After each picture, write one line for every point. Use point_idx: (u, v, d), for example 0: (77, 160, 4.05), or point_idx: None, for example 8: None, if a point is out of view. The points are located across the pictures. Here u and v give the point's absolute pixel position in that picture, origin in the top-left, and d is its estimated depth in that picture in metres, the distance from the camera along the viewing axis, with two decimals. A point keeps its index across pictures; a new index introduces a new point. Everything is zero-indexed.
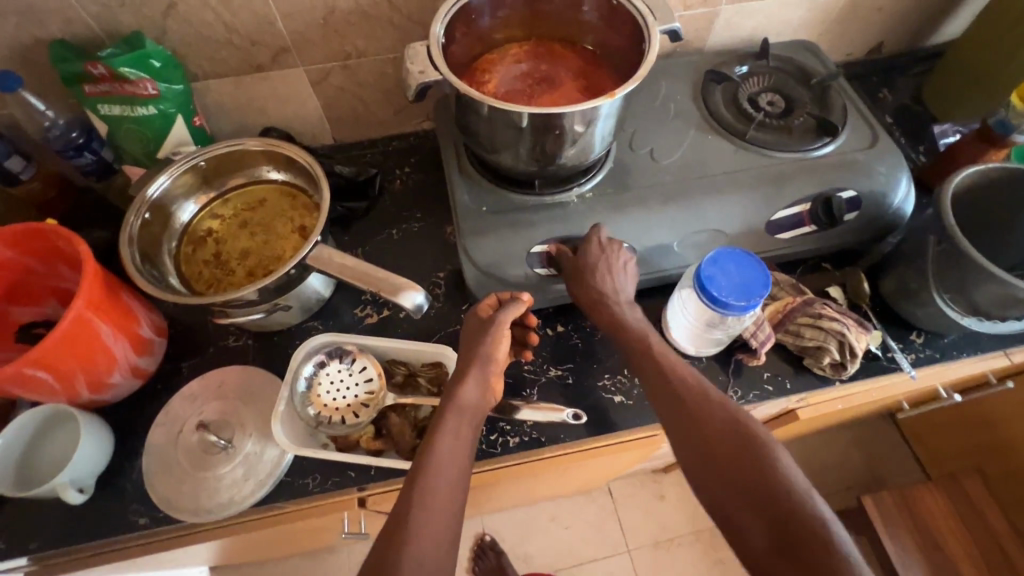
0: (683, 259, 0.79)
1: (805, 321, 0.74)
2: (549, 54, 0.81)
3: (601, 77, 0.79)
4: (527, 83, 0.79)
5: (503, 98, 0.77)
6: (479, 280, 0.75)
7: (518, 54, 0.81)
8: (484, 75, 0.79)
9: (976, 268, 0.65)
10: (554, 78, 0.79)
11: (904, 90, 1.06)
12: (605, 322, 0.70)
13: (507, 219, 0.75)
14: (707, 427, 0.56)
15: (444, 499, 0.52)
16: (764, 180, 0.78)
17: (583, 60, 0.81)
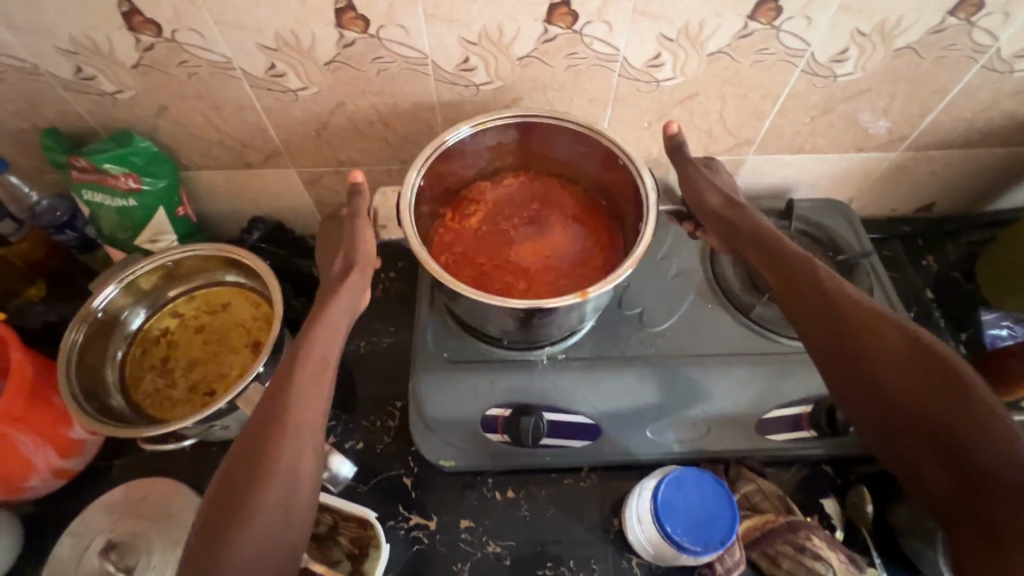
0: (656, 446, 0.70)
1: (785, 550, 0.63)
2: (545, 191, 0.76)
3: (595, 229, 0.74)
4: (516, 224, 0.74)
5: (485, 241, 0.72)
6: (426, 433, 0.70)
7: (513, 185, 0.76)
8: (472, 207, 0.75)
9: None
10: (545, 221, 0.74)
11: (955, 259, 0.94)
12: (726, 233, 0.71)
13: (465, 373, 0.69)
14: (849, 315, 0.57)
15: (307, 422, 0.56)
16: (763, 372, 0.68)
17: (582, 204, 0.76)
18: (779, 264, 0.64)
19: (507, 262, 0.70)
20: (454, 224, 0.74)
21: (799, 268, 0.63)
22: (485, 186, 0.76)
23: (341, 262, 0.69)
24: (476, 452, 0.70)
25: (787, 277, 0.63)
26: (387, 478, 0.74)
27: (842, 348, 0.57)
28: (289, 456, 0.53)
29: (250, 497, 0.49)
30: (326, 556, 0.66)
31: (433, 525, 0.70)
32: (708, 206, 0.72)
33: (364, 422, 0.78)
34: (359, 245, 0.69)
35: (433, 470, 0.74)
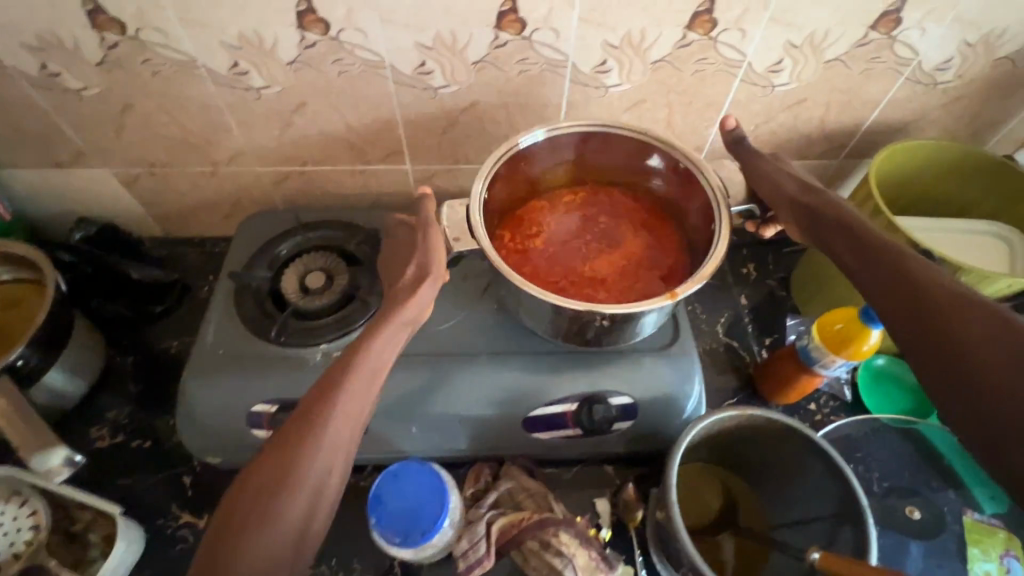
0: (425, 441, 0.72)
1: (532, 546, 0.64)
2: (602, 205, 0.77)
3: (669, 239, 0.74)
4: (574, 241, 0.74)
5: (552, 261, 0.72)
6: (194, 428, 0.70)
7: (569, 202, 0.76)
8: (533, 227, 0.74)
9: (682, 548, 0.56)
10: (613, 233, 0.75)
11: (775, 268, 0.97)
12: (806, 221, 0.62)
13: (236, 368, 0.70)
14: (889, 260, 0.51)
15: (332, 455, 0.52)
16: (529, 368, 0.70)
17: (642, 216, 0.76)
18: (831, 225, 0.59)
19: (583, 275, 0.71)
20: (517, 244, 0.73)
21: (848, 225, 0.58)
22: (542, 204, 0.76)
23: (415, 269, 0.64)
24: (246, 448, 0.71)
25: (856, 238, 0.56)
26: (168, 478, 0.74)
27: (884, 289, 0.50)
28: (328, 447, 0.52)
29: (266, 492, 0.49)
30: (71, 555, 0.64)
31: (203, 523, 0.71)
32: (772, 185, 0.67)
33: (158, 420, 0.79)
34: (431, 254, 0.64)
35: (214, 469, 0.74)
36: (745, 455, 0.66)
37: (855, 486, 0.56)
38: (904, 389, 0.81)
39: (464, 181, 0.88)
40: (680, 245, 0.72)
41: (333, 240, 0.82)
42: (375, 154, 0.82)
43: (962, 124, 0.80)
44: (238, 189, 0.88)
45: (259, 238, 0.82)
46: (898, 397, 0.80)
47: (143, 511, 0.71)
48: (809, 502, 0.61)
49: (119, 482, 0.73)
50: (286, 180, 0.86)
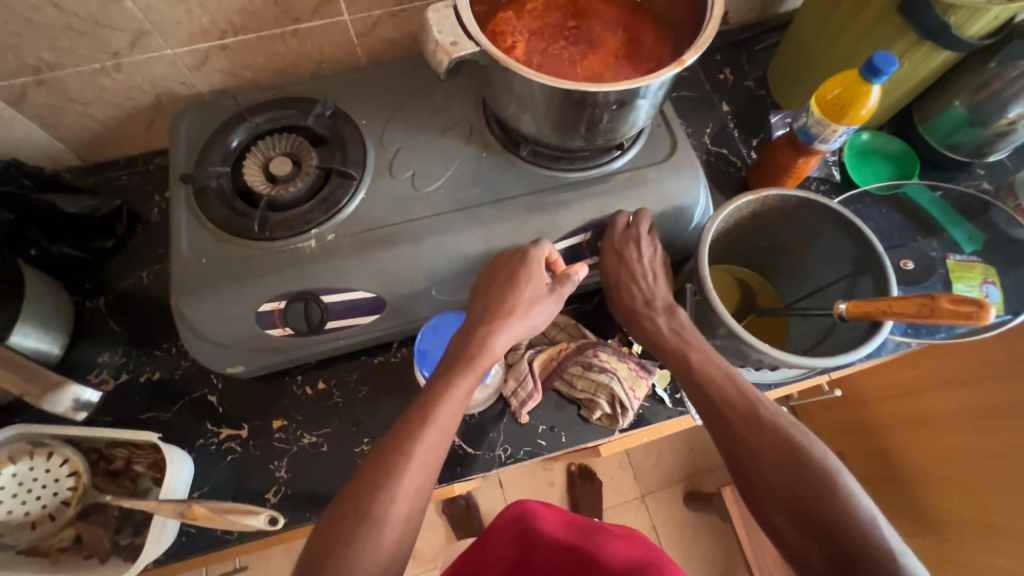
0: (444, 305, 0.71)
1: (575, 371, 0.67)
2: (576, 4, 0.69)
3: (648, 33, 0.68)
4: (558, 45, 0.67)
5: (543, 68, 0.65)
6: (199, 343, 0.66)
7: (538, 9, 0.68)
8: (509, 34, 0.66)
9: (723, 327, 0.59)
10: (592, 33, 0.68)
11: (750, 69, 0.93)
12: (636, 64, 0.66)
13: (224, 274, 0.64)
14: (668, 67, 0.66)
15: (425, 461, 0.53)
16: (535, 205, 0.68)
17: (622, 10, 0.69)
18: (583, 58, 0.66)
19: (580, 77, 0.65)
20: None
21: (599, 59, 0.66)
22: (509, 13, 0.67)
23: (513, 330, 0.60)
24: (264, 351, 0.68)
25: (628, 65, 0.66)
26: (191, 401, 0.71)
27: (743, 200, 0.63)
28: (425, 453, 0.53)
29: (394, 469, 0.51)
30: (123, 488, 0.63)
31: (244, 433, 0.70)
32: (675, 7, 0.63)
33: (158, 351, 0.74)
34: (530, 320, 0.61)
35: (239, 382, 0.71)
36: (755, 242, 0.69)
37: (871, 237, 0.58)
38: (885, 160, 0.83)
39: (412, 27, 0.77)
40: (662, 39, 0.67)
41: (287, 121, 0.73)
42: (304, 8, 0.70)
43: None
44: (151, 83, 0.74)
45: (199, 134, 0.72)
46: (884, 167, 0.83)
47: (178, 435, 0.69)
48: (827, 264, 0.65)
49: (142, 418, 0.70)
50: (207, 62, 0.74)
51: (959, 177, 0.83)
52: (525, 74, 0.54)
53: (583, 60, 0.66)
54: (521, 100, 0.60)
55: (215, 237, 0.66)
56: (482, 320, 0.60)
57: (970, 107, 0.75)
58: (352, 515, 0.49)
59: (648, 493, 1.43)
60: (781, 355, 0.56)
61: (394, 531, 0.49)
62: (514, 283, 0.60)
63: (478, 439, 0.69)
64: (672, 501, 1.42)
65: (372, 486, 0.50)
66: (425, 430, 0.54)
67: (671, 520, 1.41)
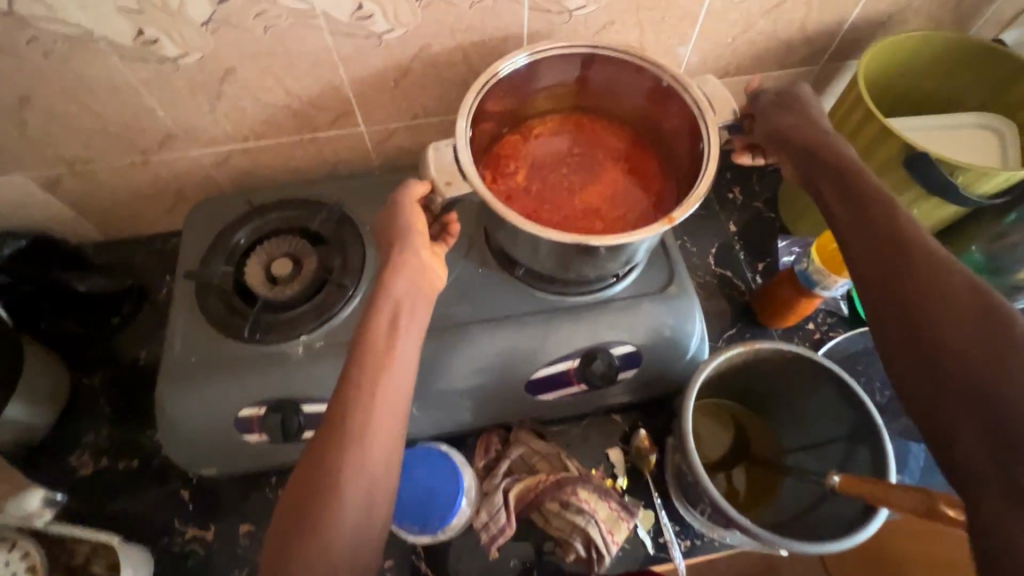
0: (425, 419, 0.69)
1: (552, 508, 0.63)
2: (580, 135, 0.71)
3: (649, 166, 0.69)
4: (559, 174, 0.68)
5: (541, 197, 0.66)
6: (178, 440, 0.66)
7: (543, 137, 0.70)
8: (511, 161, 0.68)
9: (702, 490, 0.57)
10: (593, 164, 0.69)
11: (760, 189, 0.93)
12: (635, 197, 0.67)
13: (211, 375, 0.65)
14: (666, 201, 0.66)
15: (384, 433, 0.49)
16: (525, 327, 0.67)
17: (625, 143, 0.70)
18: (580, 189, 0.67)
19: (576, 209, 0.65)
20: (494, 183, 0.66)
21: (595, 192, 0.67)
22: (514, 140, 0.70)
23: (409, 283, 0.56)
24: (239, 454, 0.67)
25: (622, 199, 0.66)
26: (163, 495, 0.70)
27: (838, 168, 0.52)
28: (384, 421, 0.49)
29: (345, 450, 0.47)
30: None
31: (210, 534, 0.68)
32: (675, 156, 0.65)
33: (142, 436, 0.74)
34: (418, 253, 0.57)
35: (213, 480, 0.70)
36: (751, 389, 0.67)
37: (868, 406, 0.56)
38: None
39: (425, 138, 0.80)
40: (663, 175, 0.68)
41: (294, 221, 0.75)
42: (323, 119, 0.74)
43: (944, 12, 0.75)
44: (175, 177, 0.78)
45: (212, 229, 0.75)
46: None
47: (144, 531, 0.68)
48: (823, 427, 0.62)
49: (114, 508, 0.70)
50: (230, 161, 0.78)
51: None
52: (513, 219, 0.54)
53: (581, 192, 0.67)
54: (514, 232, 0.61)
55: (208, 334, 0.67)
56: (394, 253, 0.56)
57: (986, 254, 0.73)
58: (308, 494, 0.46)
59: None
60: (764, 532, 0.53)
61: (356, 511, 0.46)
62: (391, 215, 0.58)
63: (447, 568, 0.65)
64: None
65: (333, 461, 0.46)
66: (376, 404, 0.49)
67: None
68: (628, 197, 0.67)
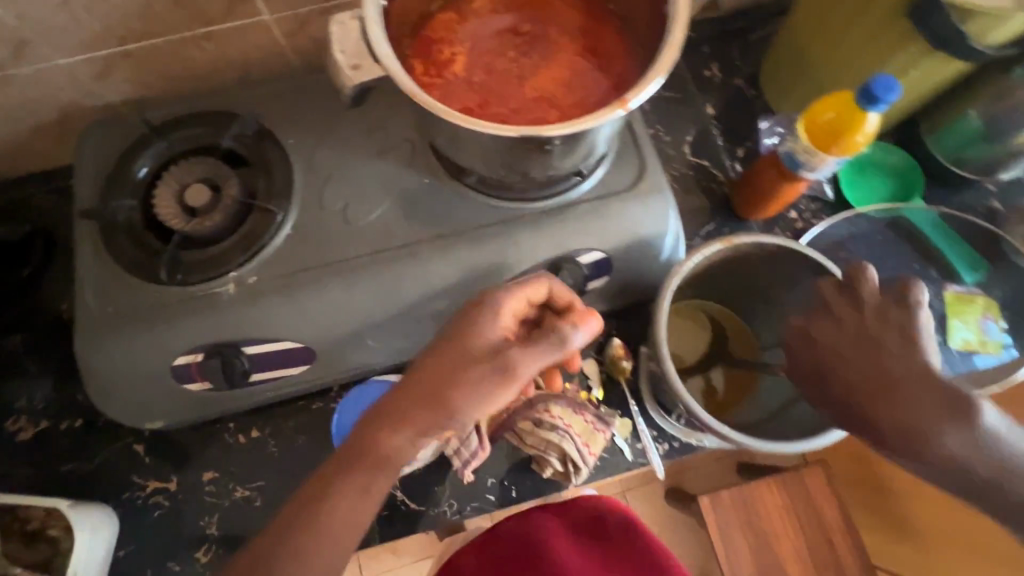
0: (384, 350, 0.65)
1: (525, 427, 0.60)
2: (529, 5, 0.59)
3: (610, 40, 0.58)
4: (502, 56, 0.57)
5: (484, 87, 0.56)
6: (114, 394, 0.60)
7: (484, 11, 0.59)
8: (445, 44, 0.57)
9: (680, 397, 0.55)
10: (544, 42, 0.58)
11: (741, 64, 0.82)
12: (595, 77, 0.57)
13: (133, 325, 0.58)
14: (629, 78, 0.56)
15: (351, 521, 0.50)
16: (484, 242, 0.60)
17: (581, 12, 0.59)
18: (529, 72, 0.57)
19: (525, 98, 0.56)
20: (426, 73, 0.56)
21: (548, 75, 0.57)
22: (448, 18, 0.58)
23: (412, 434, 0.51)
24: (187, 403, 0.62)
25: (574, 80, 0.57)
26: (115, 452, 0.66)
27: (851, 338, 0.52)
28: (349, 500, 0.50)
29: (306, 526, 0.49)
30: (38, 554, 0.59)
31: (172, 486, 0.65)
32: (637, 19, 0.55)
33: (81, 395, 0.68)
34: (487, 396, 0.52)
35: (166, 431, 0.66)
36: (734, 287, 0.64)
37: (852, 291, 0.54)
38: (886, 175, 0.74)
39: None
40: (625, 48, 0.57)
41: (203, 141, 0.64)
42: (214, 8, 0.60)
43: None
44: (51, 96, 0.65)
45: (106, 157, 0.64)
46: (880, 184, 0.75)
47: (102, 489, 0.65)
48: None
49: (64, 470, 0.66)
50: (113, 71, 0.65)
51: (965, 196, 0.74)
52: (444, 112, 0.45)
53: (531, 77, 0.56)
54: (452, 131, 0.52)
55: (123, 281, 0.59)
56: (422, 399, 0.52)
57: (985, 120, 0.66)
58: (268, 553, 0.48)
59: (630, 489, 1.41)
60: (745, 436, 0.52)
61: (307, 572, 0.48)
62: (484, 374, 0.52)
63: (423, 494, 0.64)
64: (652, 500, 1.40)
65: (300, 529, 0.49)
66: (326, 515, 0.49)
67: (650, 518, 1.40)
68: (586, 78, 0.57)
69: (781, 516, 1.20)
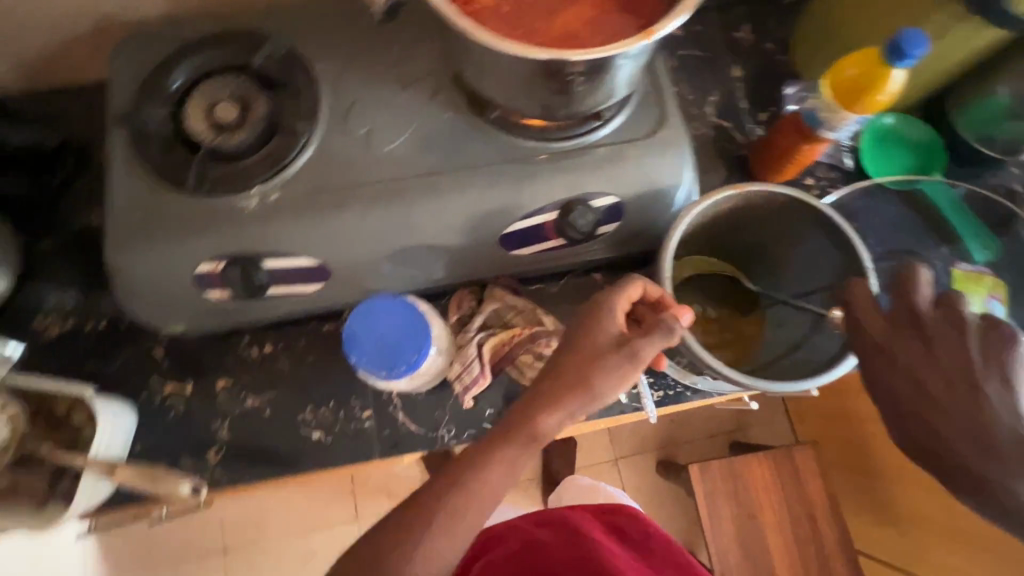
0: (396, 277, 0.67)
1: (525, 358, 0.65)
2: None
3: None
4: None
5: (511, 19, 0.56)
6: (137, 296, 0.63)
7: None
8: None
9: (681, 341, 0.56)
10: None
11: (773, 28, 0.81)
12: (623, 17, 0.57)
13: (159, 230, 0.60)
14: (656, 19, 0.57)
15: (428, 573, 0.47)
16: (501, 177, 0.61)
17: None
18: (558, 9, 0.57)
19: (551, 34, 0.56)
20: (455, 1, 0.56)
21: (577, 12, 0.57)
22: None
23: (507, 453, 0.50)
24: (206, 311, 0.65)
25: (602, 18, 0.57)
26: (136, 355, 0.70)
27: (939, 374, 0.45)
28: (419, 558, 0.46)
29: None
30: (63, 438, 0.63)
31: (188, 389, 0.69)
32: None
33: (105, 299, 0.71)
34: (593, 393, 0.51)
35: (185, 339, 0.69)
36: (743, 243, 0.64)
37: (856, 245, 0.54)
38: (908, 149, 0.74)
39: None
40: None
41: (234, 59, 0.66)
42: None
43: None
44: (91, 5, 0.67)
45: (141, 68, 0.66)
46: (901, 156, 0.74)
47: (123, 388, 0.69)
48: (813, 271, 0.61)
49: (88, 367, 0.69)
50: None
51: (986, 176, 0.74)
52: (471, 31, 0.48)
53: (560, 13, 0.57)
54: (477, 57, 0.53)
55: (151, 188, 0.61)
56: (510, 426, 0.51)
57: (1015, 96, 0.65)
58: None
59: (622, 457, 1.44)
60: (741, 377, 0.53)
61: None
62: (609, 359, 0.51)
63: (424, 417, 0.67)
64: (643, 468, 1.43)
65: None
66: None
67: (640, 486, 1.43)
68: (614, 17, 0.57)
69: (768, 492, 1.22)
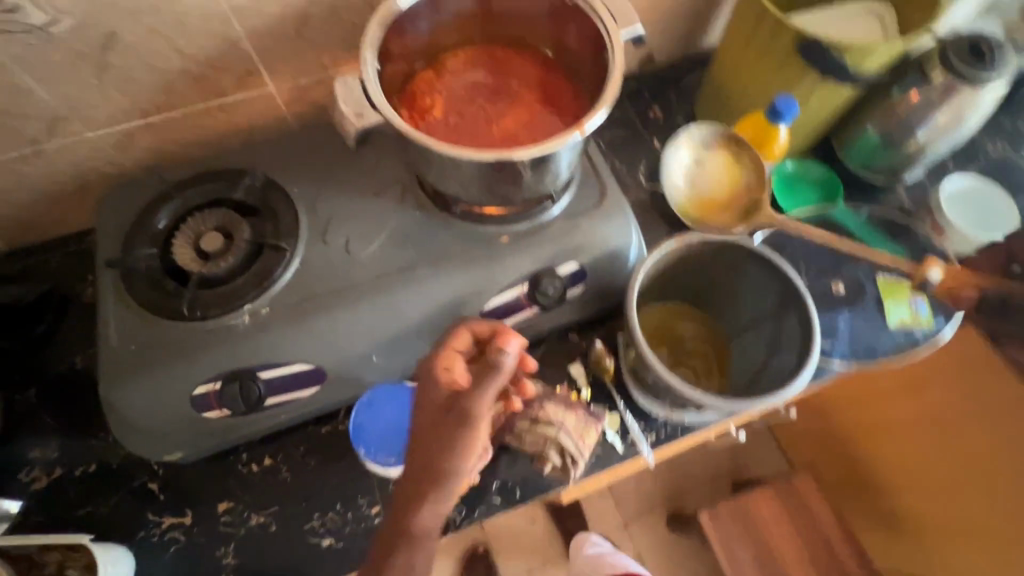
0: (387, 368, 0.70)
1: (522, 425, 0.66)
2: (495, 62, 0.70)
3: (563, 85, 0.69)
4: (474, 105, 0.68)
5: (461, 129, 0.66)
6: (134, 429, 0.64)
7: (458, 69, 0.70)
8: (427, 97, 0.68)
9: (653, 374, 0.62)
10: (510, 91, 0.69)
11: (679, 104, 0.96)
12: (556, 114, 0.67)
13: (154, 359, 0.63)
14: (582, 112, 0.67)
15: None
16: (472, 261, 0.68)
17: (538, 66, 0.70)
18: (500, 115, 0.67)
19: (498, 136, 0.66)
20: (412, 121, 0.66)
21: (517, 115, 0.67)
22: (428, 77, 0.69)
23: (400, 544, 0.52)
24: (203, 433, 0.66)
25: (538, 118, 0.67)
26: (130, 493, 0.68)
27: None
28: None
29: None
30: None
31: (188, 519, 0.67)
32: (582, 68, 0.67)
33: (93, 441, 0.71)
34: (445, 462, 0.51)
35: (182, 467, 0.69)
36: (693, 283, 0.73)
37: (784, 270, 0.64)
38: (813, 185, 0.86)
39: None
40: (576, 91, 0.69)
41: (214, 195, 0.72)
42: (227, 83, 0.71)
43: None
44: (76, 166, 0.73)
45: (126, 214, 0.71)
46: (807, 193, 0.86)
47: (119, 531, 0.67)
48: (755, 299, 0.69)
49: (79, 515, 0.67)
50: (133, 140, 0.73)
51: (881, 198, 0.86)
52: (433, 145, 0.56)
53: (502, 118, 0.67)
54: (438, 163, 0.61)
55: (144, 321, 0.64)
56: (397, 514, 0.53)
57: (881, 133, 0.79)
58: None
59: (632, 520, 1.42)
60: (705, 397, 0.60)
61: None
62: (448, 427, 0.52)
63: None
64: (655, 527, 1.41)
65: None
66: None
67: (656, 547, 1.40)
68: (548, 116, 0.68)
69: (778, 525, 1.23)
